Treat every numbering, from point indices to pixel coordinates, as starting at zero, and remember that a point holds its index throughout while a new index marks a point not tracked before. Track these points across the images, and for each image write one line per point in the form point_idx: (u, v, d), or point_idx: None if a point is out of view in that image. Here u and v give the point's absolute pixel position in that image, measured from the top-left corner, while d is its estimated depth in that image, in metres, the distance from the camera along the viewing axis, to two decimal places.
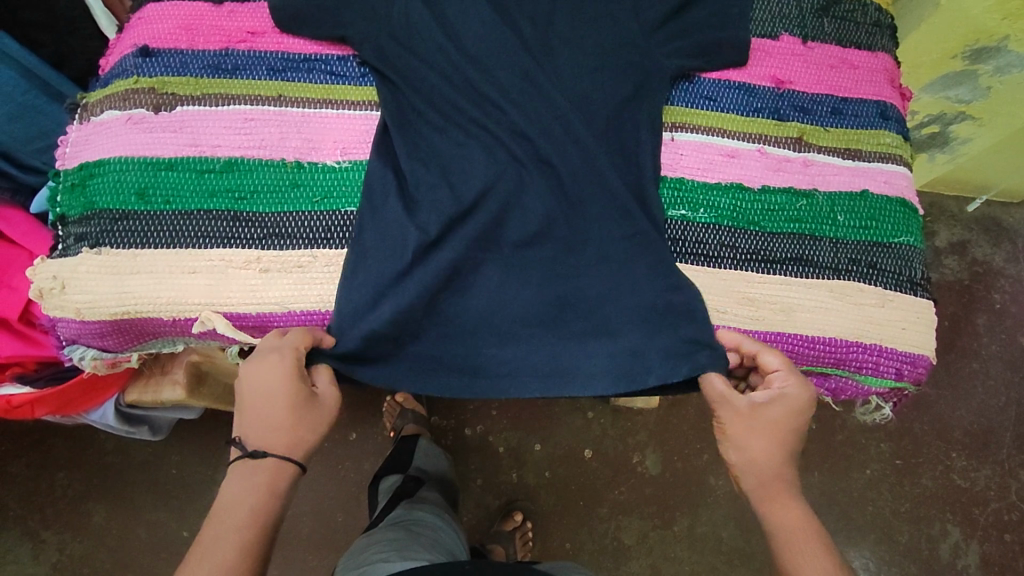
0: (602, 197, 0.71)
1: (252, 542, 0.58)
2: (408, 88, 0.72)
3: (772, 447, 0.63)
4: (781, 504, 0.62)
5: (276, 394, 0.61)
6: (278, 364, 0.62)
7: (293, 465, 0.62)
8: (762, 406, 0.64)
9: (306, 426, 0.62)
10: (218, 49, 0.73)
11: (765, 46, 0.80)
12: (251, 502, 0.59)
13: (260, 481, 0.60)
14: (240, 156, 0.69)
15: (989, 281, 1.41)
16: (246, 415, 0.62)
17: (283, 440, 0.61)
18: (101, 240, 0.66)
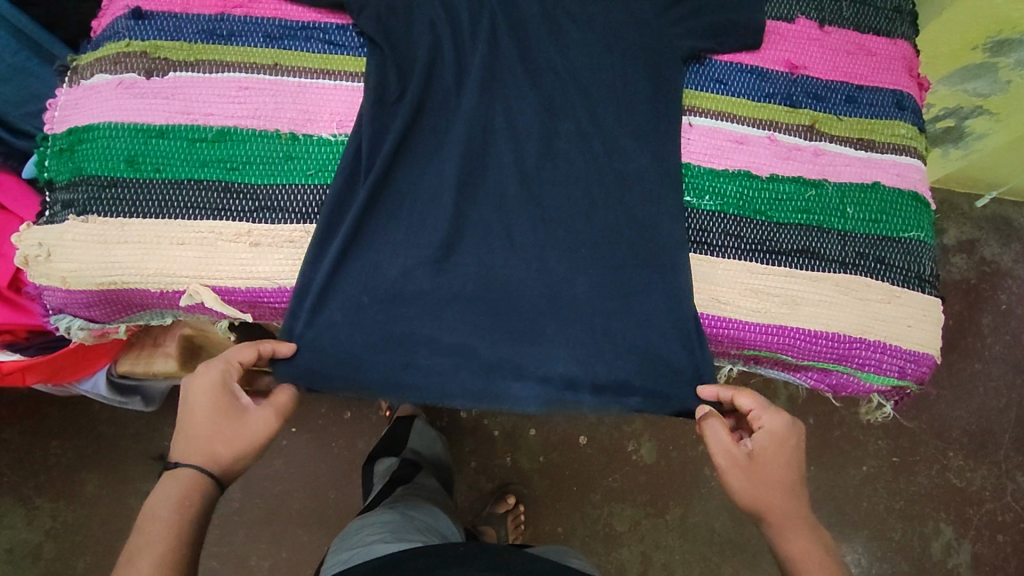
0: (604, 181, 0.70)
1: (175, 563, 0.56)
2: (410, 62, 0.71)
3: (775, 483, 0.63)
4: (790, 533, 0.62)
5: (200, 408, 0.61)
6: (212, 376, 0.62)
7: (211, 477, 0.60)
8: (761, 449, 0.64)
9: (223, 439, 0.61)
10: (214, 14, 0.70)
11: (780, 29, 0.78)
12: (169, 518, 0.57)
13: (181, 492, 0.59)
14: (233, 125, 0.67)
15: (995, 281, 1.39)
16: (180, 430, 0.61)
17: (203, 454, 0.60)
18: (88, 208, 0.63)
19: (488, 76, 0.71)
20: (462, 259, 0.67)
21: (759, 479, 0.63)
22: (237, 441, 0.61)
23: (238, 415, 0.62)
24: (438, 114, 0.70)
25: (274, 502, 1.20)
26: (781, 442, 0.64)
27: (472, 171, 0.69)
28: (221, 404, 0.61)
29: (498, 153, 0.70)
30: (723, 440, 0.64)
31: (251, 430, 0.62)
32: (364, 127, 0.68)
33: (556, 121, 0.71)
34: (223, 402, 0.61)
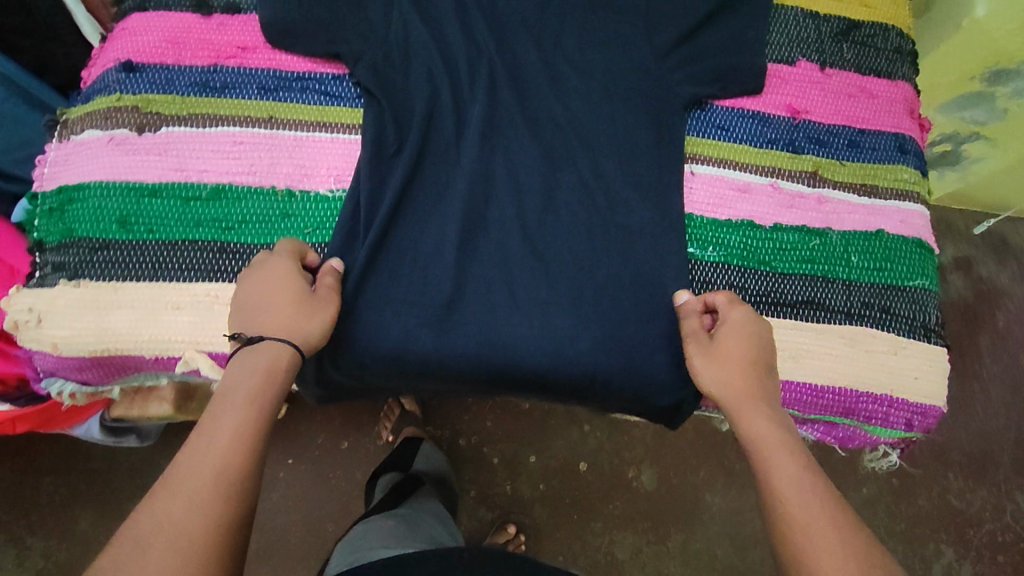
0: (607, 233, 0.69)
1: (236, 478, 0.49)
2: (408, 112, 0.70)
3: (737, 370, 0.59)
4: (749, 412, 0.57)
5: (274, 286, 0.58)
6: (279, 265, 0.59)
7: (295, 352, 0.56)
8: (722, 343, 0.60)
9: (304, 310, 0.58)
10: (206, 65, 0.69)
11: (781, 72, 0.77)
12: (236, 424, 0.51)
13: (255, 368, 0.54)
14: (228, 181, 0.66)
15: (991, 299, 1.39)
16: (247, 302, 0.57)
17: (276, 325, 0.56)
18: (80, 271, 0.62)
19: (487, 126, 0.70)
20: (464, 317, 0.65)
21: (726, 360, 0.59)
22: (310, 320, 0.57)
23: (309, 304, 0.58)
24: (437, 164, 0.69)
25: (272, 537, 1.18)
26: (744, 328, 0.61)
27: (472, 222, 0.68)
28: (297, 288, 0.58)
29: (500, 204, 0.69)
30: (695, 324, 0.63)
31: (324, 308, 0.59)
32: (363, 182, 0.67)
33: (557, 171, 0.70)
34: (295, 281, 0.58)
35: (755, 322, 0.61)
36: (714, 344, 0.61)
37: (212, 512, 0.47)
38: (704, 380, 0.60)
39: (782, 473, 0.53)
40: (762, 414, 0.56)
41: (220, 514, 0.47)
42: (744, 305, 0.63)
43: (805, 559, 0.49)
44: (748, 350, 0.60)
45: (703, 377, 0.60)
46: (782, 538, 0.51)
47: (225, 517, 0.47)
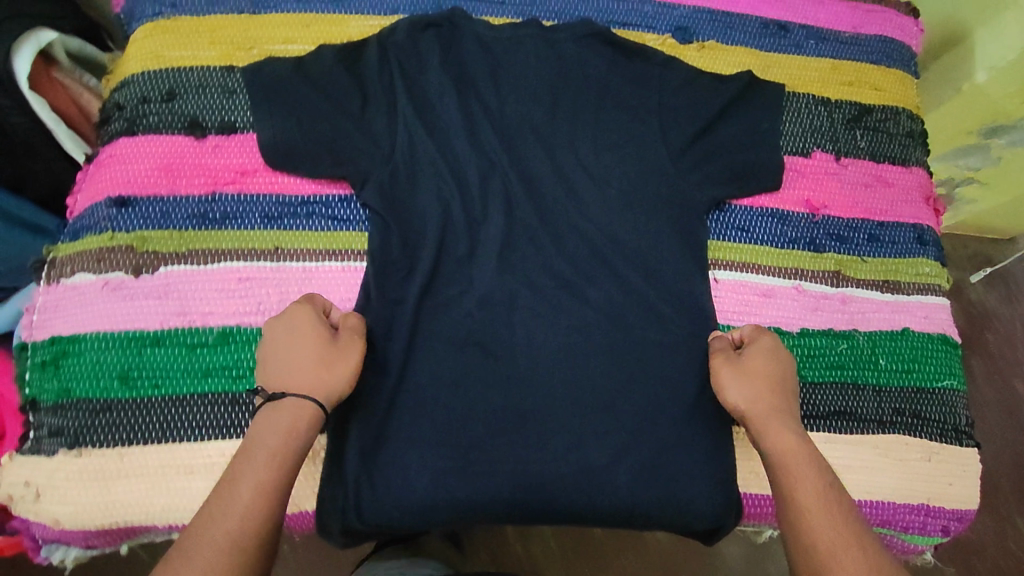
0: (635, 352, 0.66)
1: (250, 539, 0.47)
2: (420, 235, 0.66)
3: (764, 390, 0.61)
4: (774, 427, 0.58)
5: (298, 336, 0.57)
6: (302, 316, 0.58)
7: (317, 408, 0.54)
8: (751, 361, 0.63)
9: (325, 365, 0.56)
10: (203, 194, 0.65)
11: (798, 165, 0.76)
12: (256, 485, 0.49)
13: (276, 426, 0.52)
14: (235, 324, 0.62)
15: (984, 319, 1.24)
16: (270, 354, 0.56)
17: (297, 380, 0.55)
18: (81, 437, 0.58)
19: (504, 245, 0.67)
20: (493, 455, 0.62)
21: (756, 379, 0.61)
22: (331, 375, 0.56)
23: (333, 357, 0.56)
24: (452, 287, 0.65)
25: None
26: (773, 353, 0.64)
27: (492, 349, 0.64)
28: (319, 341, 0.57)
29: (522, 328, 0.65)
30: (724, 343, 0.65)
31: (346, 360, 0.57)
32: (378, 316, 0.63)
33: (580, 289, 0.68)
34: (316, 334, 0.57)
35: (783, 351, 0.64)
36: (744, 362, 0.63)
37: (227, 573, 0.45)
38: (732, 397, 0.61)
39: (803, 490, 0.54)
40: (789, 429, 0.58)
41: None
42: (770, 335, 0.66)
43: (833, 568, 0.49)
44: (776, 370, 0.62)
45: (731, 394, 0.61)
46: (797, 540, 0.52)
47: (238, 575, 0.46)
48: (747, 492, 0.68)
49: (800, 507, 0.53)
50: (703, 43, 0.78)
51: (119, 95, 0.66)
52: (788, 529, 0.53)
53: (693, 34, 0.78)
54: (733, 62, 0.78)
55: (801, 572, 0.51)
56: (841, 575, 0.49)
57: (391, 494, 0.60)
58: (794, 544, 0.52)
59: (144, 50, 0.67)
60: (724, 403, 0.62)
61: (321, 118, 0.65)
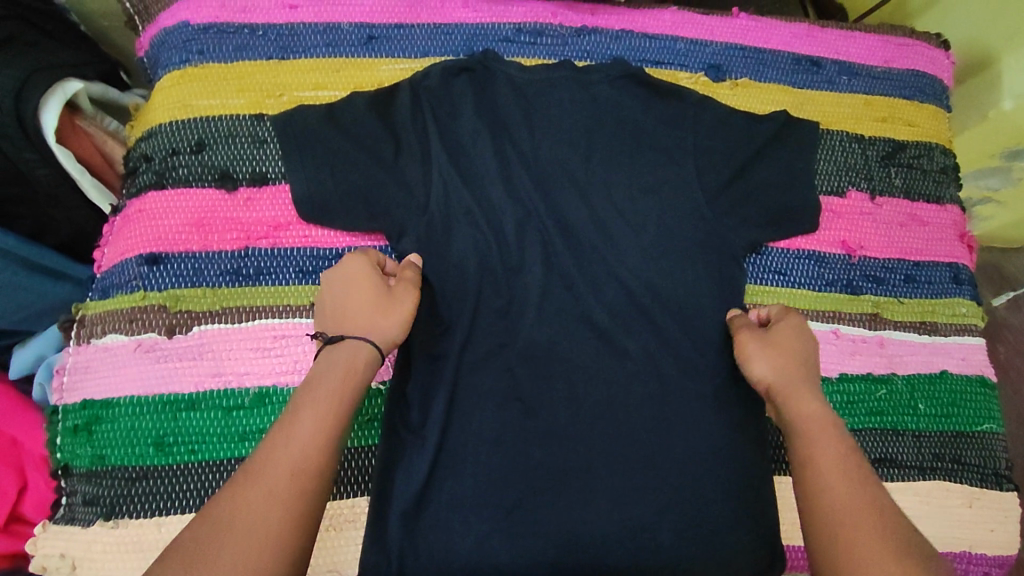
0: (679, 404, 0.65)
1: (311, 468, 0.48)
2: (456, 288, 0.65)
3: (789, 363, 0.62)
4: (800, 398, 0.59)
5: (354, 283, 0.58)
6: (356, 265, 0.59)
7: (373, 348, 0.56)
8: (778, 335, 0.64)
9: (378, 310, 0.57)
10: (236, 249, 0.63)
11: (833, 205, 0.75)
12: (316, 420, 0.50)
13: (336, 364, 0.54)
14: (271, 384, 0.61)
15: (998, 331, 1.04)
16: (330, 301, 0.58)
17: (356, 324, 0.56)
18: (118, 508, 0.58)
19: (542, 295, 0.66)
20: (538, 513, 0.61)
21: (781, 353, 0.63)
22: (386, 321, 0.57)
23: (386, 300, 0.58)
24: (492, 340, 0.64)
25: None
26: (797, 332, 0.65)
27: (533, 402, 0.63)
28: (372, 283, 0.58)
29: (564, 382, 0.64)
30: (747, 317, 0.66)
31: (401, 306, 0.58)
32: (420, 374, 0.64)
33: (620, 339, 0.66)
34: (372, 283, 0.58)
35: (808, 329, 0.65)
36: (770, 336, 0.64)
37: (291, 499, 0.46)
38: (758, 370, 0.62)
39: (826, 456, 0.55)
40: (814, 399, 0.59)
41: (298, 503, 0.47)
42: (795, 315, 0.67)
43: (843, 535, 0.50)
44: (801, 347, 0.64)
45: (757, 368, 0.62)
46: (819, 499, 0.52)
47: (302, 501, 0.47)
48: (789, 545, 0.69)
49: (819, 472, 0.54)
50: (736, 81, 0.77)
51: (147, 147, 0.65)
52: (808, 486, 0.54)
53: (726, 71, 0.77)
54: (767, 100, 0.77)
55: (812, 533, 0.52)
56: (854, 539, 0.49)
57: (435, 556, 0.59)
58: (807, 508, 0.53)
59: (171, 100, 0.66)
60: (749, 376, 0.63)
61: (357, 170, 0.64)
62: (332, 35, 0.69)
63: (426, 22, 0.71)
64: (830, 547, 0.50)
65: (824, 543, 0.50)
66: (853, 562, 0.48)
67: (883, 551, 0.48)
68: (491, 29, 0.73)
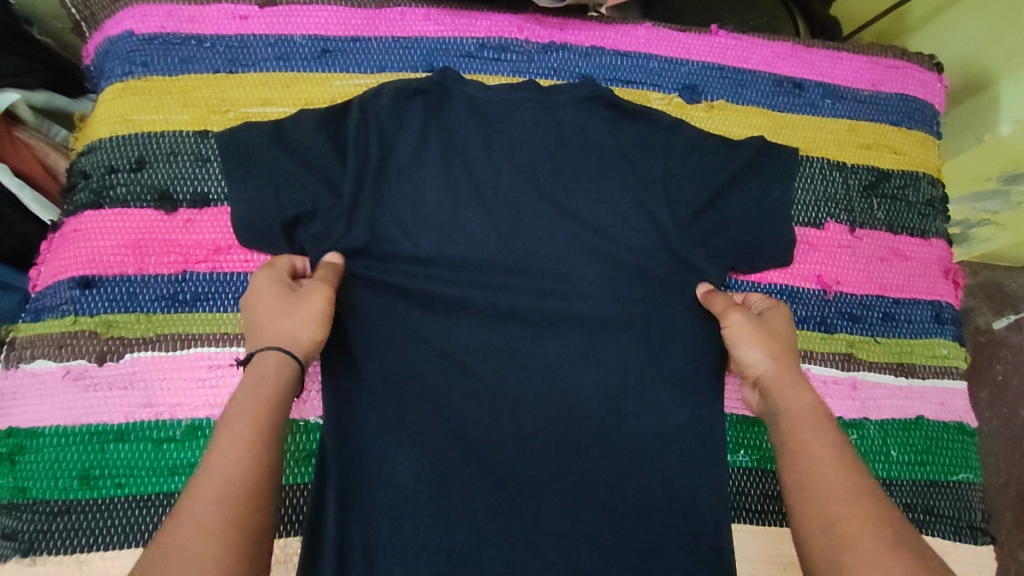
0: (635, 446, 0.62)
1: (246, 489, 0.46)
2: (404, 318, 0.62)
3: (781, 349, 0.60)
4: (788, 386, 0.57)
5: (263, 295, 0.57)
6: (253, 279, 0.58)
7: (284, 354, 0.54)
8: (768, 319, 0.62)
9: (285, 314, 0.55)
10: (173, 273, 0.61)
11: (810, 237, 0.71)
12: (237, 441, 0.48)
13: (248, 384, 0.52)
14: (205, 416, 0.58)
15: (998, 351, 0.98)
16: (245, 325, 0.57)
17: (265, 336, 0.55)
18: (36, 544, 0.55)
19: (494, 326, 0.63)
20: (476, 557, 0.58)
21: (770, 337, 0.60)
22: (294, 321, 0.55)
23: (288, 300, 0.56)
24: (438, 374, 0.62)
25: None
26: (786, 318, 0.63)
27: (479, 439, 0.60)
28: (278, 289, 0.57)
29: (513, 419, 0.61)
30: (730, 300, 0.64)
31: (308, 301, 0.56)
32: (360, 408, 0.60)
33: (575, 375, 0.63)
34: (275, 288, 0.57)
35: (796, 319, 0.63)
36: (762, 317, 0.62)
37: (226, 524, 0.44)
38: (750, 354, 0.60)
39: (816, 448, 0.53)
40: (805, 387, 0.57)
41: (236, 526, 0.45)
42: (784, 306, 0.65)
43: (839, 521, 0.48)
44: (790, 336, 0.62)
45: (749, 353, 0.60)
46: (807, 498, 0.50)
47: (241, 526, 0.45)
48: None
49: (811, 458, 0.52)
50: (712, 102, 0.73)
51: (85, 162, 0.63)
52: (796, 483, 0.52)
53: (701, 92, 0.73)
54: (744, 123, 0.73)
55: (807, 530, 0.49)
56: (849, 525, 0.47)
57: None
58: (798, 498, 0.51)
59: (112, 113, 0.63)
60: (739, 361, 0.61)
61: (301, 194, 0.61)
62: (284, 48, 0.67)
63: (384, 35, 0.69)
64: (824, 536, 0.48)
65: (821, 539, 0.48)
66: (850, 548, 0.46)
67: (880, 535, 0.46)
68: (453, 45, 0.70)
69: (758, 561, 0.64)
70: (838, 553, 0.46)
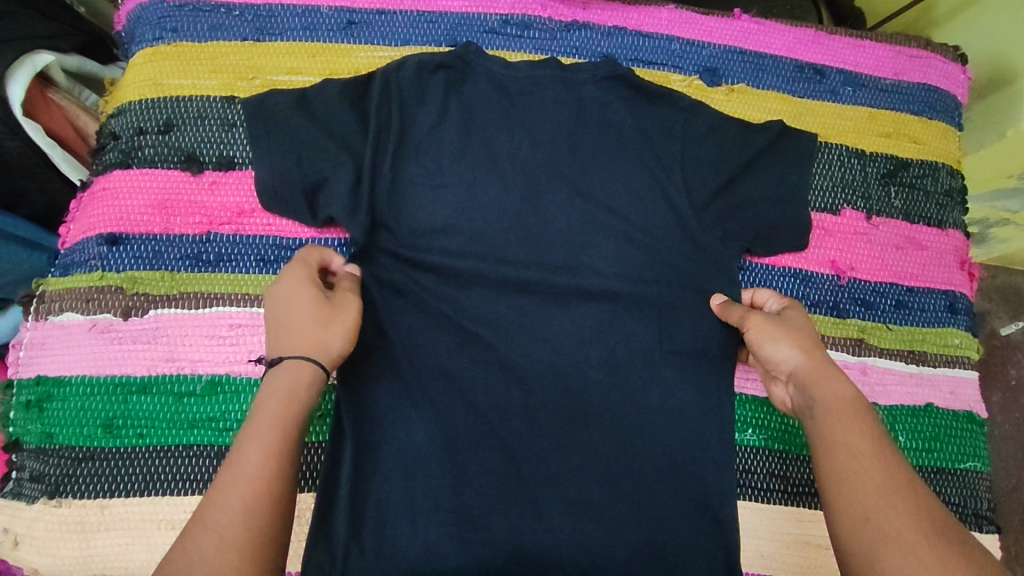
0: (642, 420, 0.62)
1: (260, 497, 0.47)
2: (419, 285, 0.63)
3: (811, 341, 0.58)
4: (824, 375, 0.55)
5: (295, 296, 0.55)
6: (296, 275, 0.57)
7: (317, 365, 0.53)
8: (790, 316, 0.60)
9: (321, 324, 0.54)
10: (197, 233, 0.62)
11: (826, 223, 0.71)
12: (263, 455, 0.48)
13: (277, 392, 0.51)
14: (224, 372, 0.60)
15: (1012, 355, 0.96)
16: (272, 321, 0.55)
17: (300, 341, 0.53)
18: (61, 487, 0.57)
19: (508, 298, 0.64)
20: (482, 520, 0.59)
21: (796, 332, 0.58)
22: (329, 334, 0.54)
23: (325, 308, 0.55)
24: (451, 342, 0.63)
25: None
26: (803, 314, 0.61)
27: (489, 407, 0.61)
28: (313, 294, 0.56)
29: (523, 388, 0.62)
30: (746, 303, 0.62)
31: (345, 316, 0.56)
32: (374, 371, 0.61)
33: (585, 349, 0.64)
34: (312, 292, 0.56)
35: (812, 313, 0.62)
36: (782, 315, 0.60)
37: (245, 540, 0.45)
38: (779, 351, 0.58)
39: (853, 440, 0.51)
40: (840, 377, 0.54)
41: (258, 540, 0.45)
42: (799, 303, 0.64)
43: (874, 516, 0.47)
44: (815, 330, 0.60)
45: (779, 349, 0.58)
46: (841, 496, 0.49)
47: (262, 543, 0.46)
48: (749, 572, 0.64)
49: (848, 451, 0.50)
50: (732, 86, 0.73)
51: (115, 124, 0.64)
52: (831, 479, 0.50)
53: (722, 75, 0.73)
54: (763, 107, 0.73)
55: (841, 526, 0.48)
56: (887, 521, 0.46)
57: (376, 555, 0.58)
58: (836, 496, 0.49)
59: (143, 77, 0.65)
60: (771, 359, 0.58)
61: (323, 159, 0.62)
62: (311, 19, 0.68)
63: (410, 9, 0.70)
64: (865, 532, 0.46)
65: (859, 540, 0.46)
66: (892, 543, 0.45)
67: (925, 531, 0.45)
68: (477, 21, 0.71)
69: (761, 538, 0.65)
70: (878, 551, 0.45)
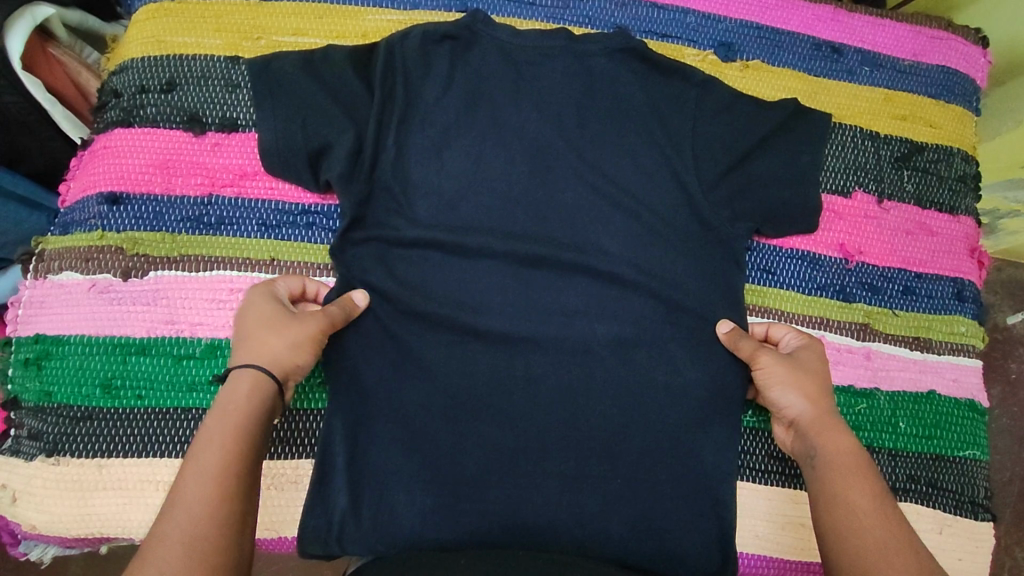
0: (642, 398, 0.62)
1: (203, 519, 0.44)
2: (420, 255, 0.63)
3: (820, 390, 0.58)
4: (828, 428, 0.56)
5: (256, 314, 0.54)
6: (260, 293, 0.56)
7: (262, 374, 0.51)
8: (801, 357, 0.60)
9: (272, 335, 0.53)
10: (199, 195, 0.62)
11: (836, 205, 0.70)
12: (206, 476, 0.46)
13: (220, 411, 0.49)
14: (223, 336, 0.59)
15: (1014, 350, 0.95)
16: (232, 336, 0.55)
17: (247, 349, 0.52)
18: (59, 447, 0.57)
19: (510, 270, 0.63)
20: (477, 492, 0.59)
21: (805, 376, 0.58)
22: (279, 341, 0.53)
23: (281, 320, 0.54)
24: (451, 313, 0.62)
25: None
26: (817, 352, 0.61)
27: (487, 379, 0.61)
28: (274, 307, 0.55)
29: (523, 362, 0.62)
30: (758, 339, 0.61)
31: (301, 324, 0.54)
32: (373, 340, 0.61)
33: (586, 324, 0.63)
34: (272, 305, 0.55)
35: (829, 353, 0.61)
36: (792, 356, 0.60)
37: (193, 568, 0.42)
38: (785, 396, 0.58)
39: (856, 496, 0.51)
40: (843, 432, 0.55)
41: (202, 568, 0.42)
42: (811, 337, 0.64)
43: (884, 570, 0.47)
44: (825, 373, 0.60)
45: (785, 394, 0.58)
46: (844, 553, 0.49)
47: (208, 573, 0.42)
48: (743, 552, 0.65)
49: (850, 505, 0.51)
50: (747, 62, 0.72)
51: (116, 80, 0.63)
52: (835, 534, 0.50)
53: (737, 51, 0.72)
54: (778, 85, 0.72)
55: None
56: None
57: (371, 522, 0.58)
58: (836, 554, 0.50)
59: (145, 34, 0.64)
60: (775, 402, 0.58)
61: (326, 123, 0.61)
62: None
63: None
64: None
65: None
66: None
67: None
68: None
69: (758, 518, 0.65)
70: None
